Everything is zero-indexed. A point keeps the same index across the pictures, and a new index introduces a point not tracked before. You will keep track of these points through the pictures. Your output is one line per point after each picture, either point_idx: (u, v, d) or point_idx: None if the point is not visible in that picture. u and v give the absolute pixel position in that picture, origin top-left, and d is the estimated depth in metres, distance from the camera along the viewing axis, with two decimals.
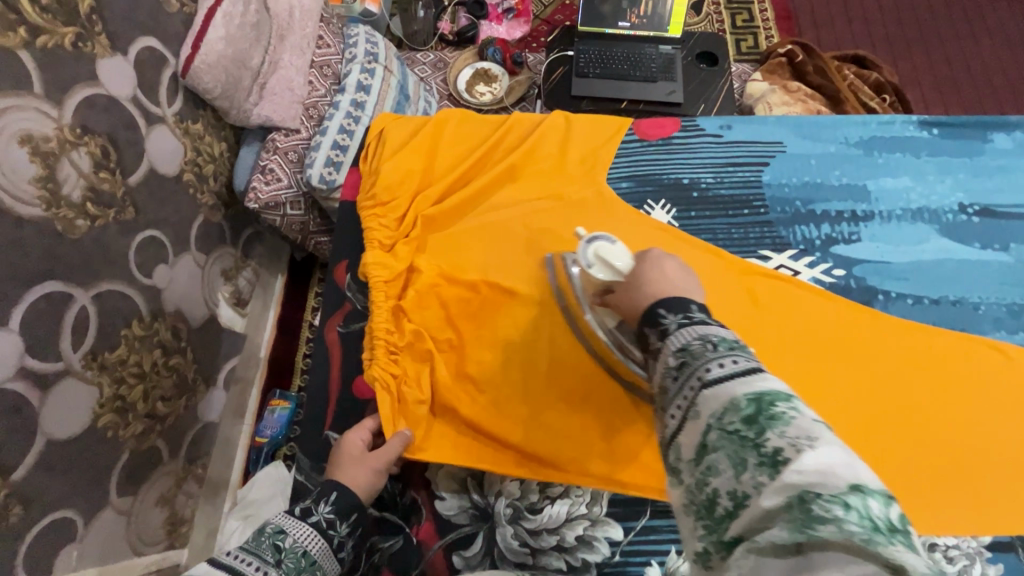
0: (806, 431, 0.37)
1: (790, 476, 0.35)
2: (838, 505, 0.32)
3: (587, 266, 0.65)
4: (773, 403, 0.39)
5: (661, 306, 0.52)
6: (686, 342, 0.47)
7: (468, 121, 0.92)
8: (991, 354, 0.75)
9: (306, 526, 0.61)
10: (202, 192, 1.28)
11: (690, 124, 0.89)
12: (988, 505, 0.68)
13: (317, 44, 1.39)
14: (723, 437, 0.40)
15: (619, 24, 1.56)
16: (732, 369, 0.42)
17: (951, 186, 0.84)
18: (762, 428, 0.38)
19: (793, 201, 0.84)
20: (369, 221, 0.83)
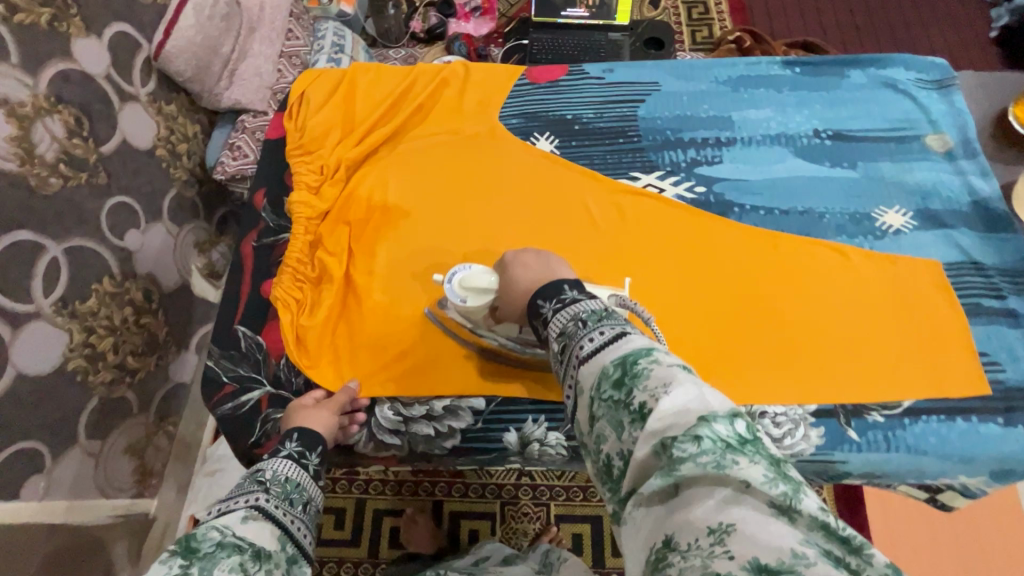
0: (662, 378, 0.40)
1: (653, 425, 0.38)
2: (690, 442, 0.36)
3: (461, 301, 0.71)
4: (634, 362, 0.43)
5: (539, 297, 0.57)
6: (564, 326, 0.52)
7: (379, 72, 0.98)
8: (834, 255, 0.83)
9: (281, 460, 0.63)
10: (174, 168, 1.38)
11: (577, 69, 0.99)
12: (837, 381, 0.75)
13: (286, 36, 1.58)
14: (600, 406, 0.43)
15: (570, 13, 1.68)
16: (600, 341, 0.47)
17: (807, 115, 0.93)
18: (629, 388, 0.42)
19: (665, 130, 0.93)
20: (298, 168, 0.87)
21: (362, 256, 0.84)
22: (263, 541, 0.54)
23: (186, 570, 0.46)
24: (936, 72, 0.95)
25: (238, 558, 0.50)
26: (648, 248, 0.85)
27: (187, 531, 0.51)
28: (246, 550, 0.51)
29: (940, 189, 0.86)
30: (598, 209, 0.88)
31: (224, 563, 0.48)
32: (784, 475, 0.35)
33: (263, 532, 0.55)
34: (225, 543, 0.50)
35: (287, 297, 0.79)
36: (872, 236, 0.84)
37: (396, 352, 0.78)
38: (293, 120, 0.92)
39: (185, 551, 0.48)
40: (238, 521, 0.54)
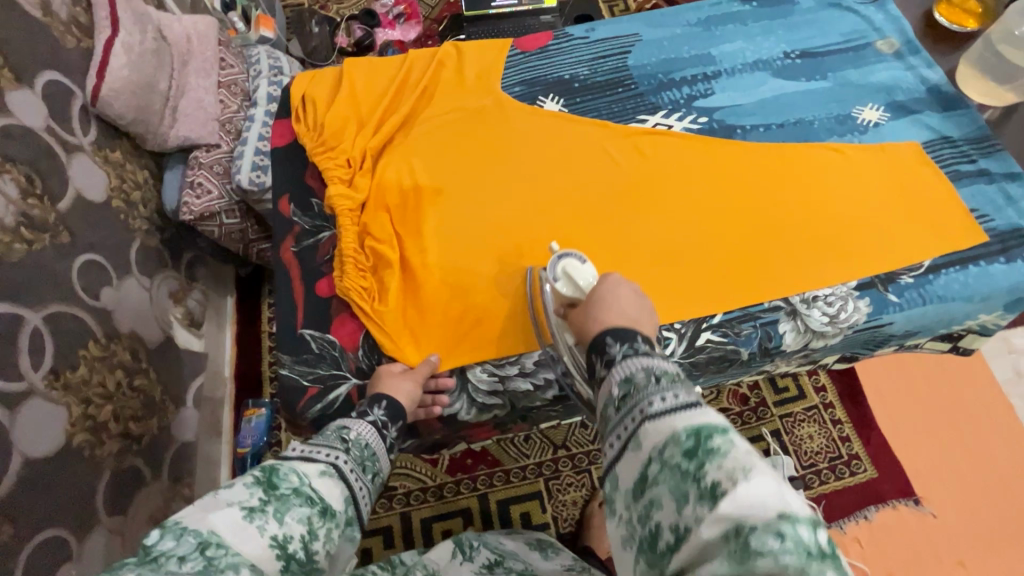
0: (742, 463, 0.42)
1: (727, 510, 0.40)
2: (773, 537, 0.37)
3: (554, 281, 0.74)
4: (710, 437, 0.44)
5: (605, 333, 0.59)
6: (630, 373, 0.53)
7: (375, 65, 0.99)
8: (832, 153, 0.93)
9: (365, 424, 0.64)
10: (133, 218, 1.32)
11: (561, 33, 1.04)
12: (867, 256, 0.84)
13: (220, 66, 1.44)
14: (665, 471, 0.45)
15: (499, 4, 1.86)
16: (673, 402, 0.48)
17: (775, 41, 1.03)
18: (701, 461, 0.43)
19: (657, 74, 1.00)
20: (325, 164, 0.87)
21: (411, 235, 0.84)
22: (334, 499, 0.54)
23: (263, 506, 0.49)
24: None
25: (306, 510, 0.51)
26: (672, 179, 0.91)
27: (272, 465, 0.53)
28: (316, 505, 0.52)
29: (900, 84, 0.99)
30: (618, 154, 0.93)
31: (293, 510, 0.50)
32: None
33: (337, 491, 0.55)
34: (302, 491, 0.52)
35: (352, 287, 0.80)
36: (857, 132, 0.95)
37: (473, 317, 0.79)
38: (305, 122, 0.91)
39: (263, 486, 0.50)
40: (317, 472, 0.54)
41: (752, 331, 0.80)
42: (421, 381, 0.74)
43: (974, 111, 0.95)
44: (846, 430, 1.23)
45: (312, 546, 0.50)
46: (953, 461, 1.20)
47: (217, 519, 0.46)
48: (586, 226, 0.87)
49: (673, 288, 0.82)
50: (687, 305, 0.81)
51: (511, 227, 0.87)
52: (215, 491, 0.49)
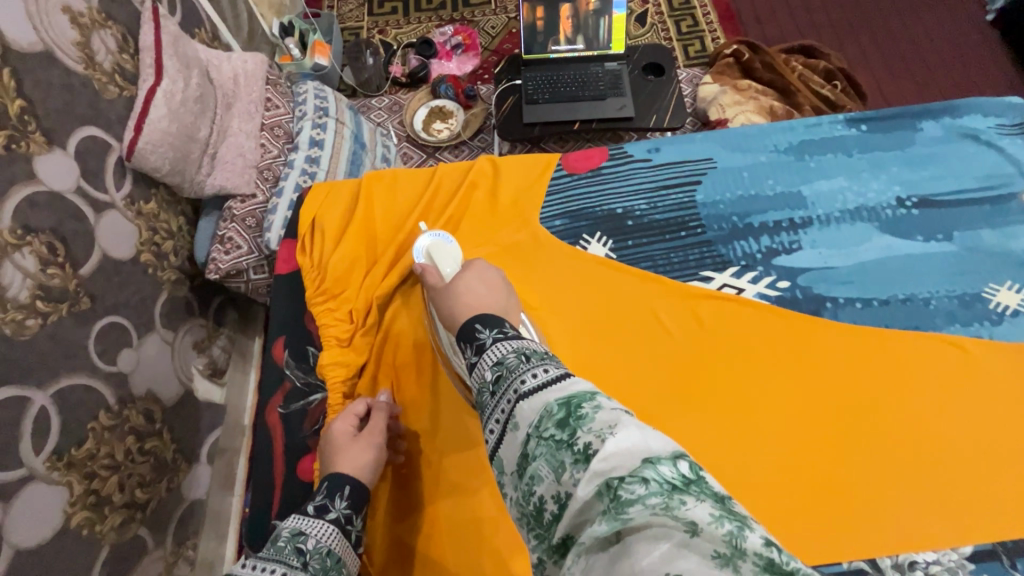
0: (608, 420, 0.38)
1: (596, 465, 0.35)
2: (637, 483, 0.33)
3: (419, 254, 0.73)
4: (579, 405, 0.40)
5: (477, 324, 0.53)
6: (503, 356, 0.48)
7: (399, 183, 0.86)
8: (951, 351, 0.72)
9: (326, 524, 0.56)
10: (163, 270, 1.18)
11: (618, 151, 0.88)
12: (991, 507, 0.64)
13: (265, 106, 1.31)
14: (541, 445, 0.40)
15: (558, 47, 1.69)
16: (544, 378, 0.44)
17: (886, 180, 0.83)
18: (573, 428, 0.39)
19: (730, 216, 0.82)
20: (324, 318, 0.76)
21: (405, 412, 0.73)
22: None
23: None
24: (1014, 115, 0.87)
25: None
26: (736, 365, 0.73)
27: None
28: None
29: None
30: (674, 322, 0.76)
31: None
32: (731, 512, 0.32)
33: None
34: None
35: None
36: (988, 321, 0.74)
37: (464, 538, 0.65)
38: (310, 255, 0.80)
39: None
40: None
41: None
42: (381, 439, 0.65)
43: None
44: None
45: None
46: None
47: None
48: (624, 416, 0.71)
49: None
50: None
51: None
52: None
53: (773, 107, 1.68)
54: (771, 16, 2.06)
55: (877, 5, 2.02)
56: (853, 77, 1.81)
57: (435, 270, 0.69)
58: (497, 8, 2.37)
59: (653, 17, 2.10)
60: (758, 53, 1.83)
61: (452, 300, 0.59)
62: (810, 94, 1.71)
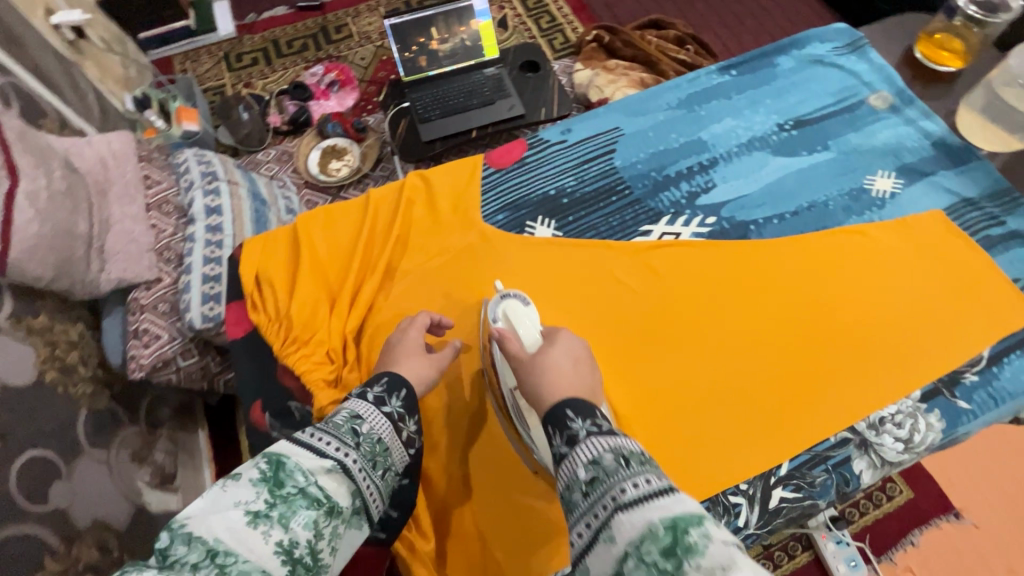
0: (721, 559, 0.41)
1: None
2: None
3: (494, 320, 0.75)
4: (686, 532, 0.43)
5: (572, 411, 0.57)
6: (598, 454, 0.52)
7: (335, 217, 0.85)
8: (858, 238, 0.84)
9: (382, 414, 0.62)
10: (73, 385, 1.05)
11: (534, 139, 0.93)
12: (926, 352, 0.76)
13: (144, 185, 1.19)
14: (640, 567, 0.43)
15: (439, 65, 1.76)
16: (642, 489, 0.47)
17: (765, 112, 0.95)
18: (678, 560, 0.42)
19: (649, 173, 0.90)
20: (301, 366, 0.72)
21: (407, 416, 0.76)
22: (340, 499, 0.53)
23: (267, 511, 0.48)
24: (844, 37, 1.02)
25: (313, 514, 0.50)
26: (699, 302, 0.80)
27: (279, 458, 0.53)
28: (321, 507, 0.51)
29: (905, 143, 0.92)
30: (635, 280, 0.82)
31: (299, 514, 0.49)
32: None
33: (343, 489, 0.55)
34: (307, 492, 0.51)
35: None
36: (875, 207, 0.87)
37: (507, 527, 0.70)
38: (265, 310, 0.77)
39: (269, 484, 0.50)
40: (322, 469, 0.54)
41: (826, 477, 0.70)
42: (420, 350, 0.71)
43: (986, 162, 0.90)
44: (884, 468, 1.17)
45: (316, 549, 0.50)
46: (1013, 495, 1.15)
47: (218, 525, 0.46)
48: (618, 376, 0.76)
49: (733, 445, 0.71)
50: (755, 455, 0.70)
51: None
52: (223, 488, 0.50)
53: (642, 80, 1.85)
54: (618, 1, 2.26)
55: None
56: (700, 39, 2.03)
57: (517, 335, 0.70)
58: (361, 40, 2.34)
59: (513, 20, 2.25)
60: (616, 35, 2.00)
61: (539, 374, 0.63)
62: (669, 61, 1.89)
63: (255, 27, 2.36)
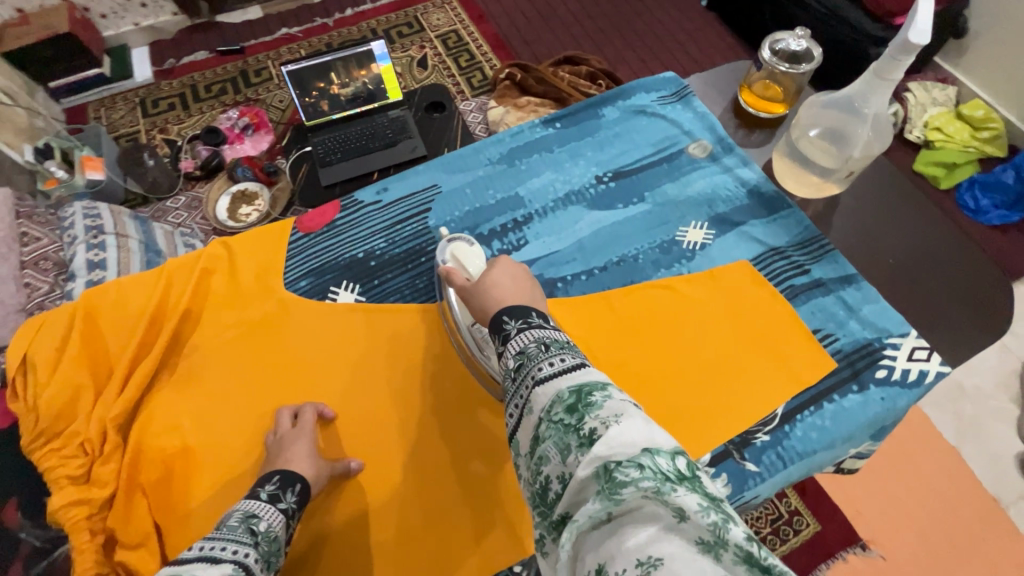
0: (614, 410, 0.42)
1: (598, 450, 0.39)
2: (632, 467, 0.36)
3: (444, 261, 0.77)
4: (589, 393, 0.44)
5: (506, 313, 0.56)
6: (524, 346, 0.51)
7: (125, 295, 0.81)
8: (663, 292, 0.83)
9: (276, 510, 0.61)
10: None
11: (349, 200, 0.91)
12: (721, 408, 0.74)
13: (19, 242, 1.05)
14: (550, 427, 0.44)
15: (342, 108, 1.73)
16: (561, 366, 0.48)
17: (584, 165, 0.95)
18: (581, 415, 0.43)
19: (462, 232, 0.89)
20: (46, 461, 0.66)
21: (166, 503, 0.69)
22: None
23: None
24: (670, 86, 1.03)
25: None
26: None
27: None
28: None
29: (719, 192, 0.92)
30: (440, 346, 0.79)
31: None
32: (717, 503, 0.35)
33: None
34: None
35: None
36: (684, 260, 0.86)
37: None
38: (24, 399, 0.71)
39: None
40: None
41: None
42: (311, 435, 0.70)
43: (797, 211, 0.90)
44: (793, 501, 1.12)
45: None
46: (921, 539, 1.11)
47: None
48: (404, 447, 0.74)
49: (512, 530, 0.68)
50: None
51: None
52: None
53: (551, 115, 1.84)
54: (536, 38, 2.25)
55: (621, 12, 2.32)
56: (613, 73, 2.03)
57: (464, 267, 0.73)
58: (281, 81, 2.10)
59: (433, 59, 2.19)
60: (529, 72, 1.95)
61: (482, 294, 0.62)
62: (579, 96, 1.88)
63: (174, 72, 2.11)
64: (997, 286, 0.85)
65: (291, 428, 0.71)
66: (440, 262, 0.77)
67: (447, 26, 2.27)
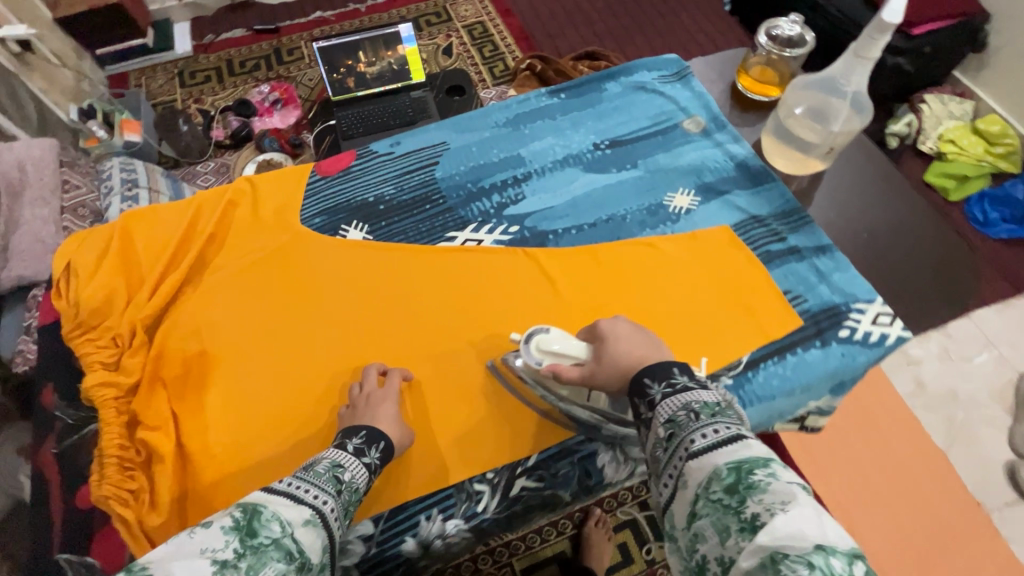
0: (781, 496, 0.44)
1: (763, 539, 0.42)
2: (802, 565, 0.39)
3: (538, 364, 0.72)
4: (750, 473, 0.46)
5: (647, 375, 0.59)
6: (672, 414, 0.54)
7: (159, 218, 0.90)
8: (647, 249, 0.90)
9: (360, 464, 0.62)
10: None
11: (364, 151, 0.99)
12: (690, 352, 0.80)
13: (62, 189, 1.20)
14: (708, 505, 0.47)
15: (370, 87, 1.78)
16: (712, 440, 0.50)
17: (584, 132, 1.02)
18: (742, 497, 0.45)
19: (465, 184, 0.96)
20: (84, 349, 0.77)
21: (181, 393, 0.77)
22: (314, 552, 0.51)
23: (236, 560, 0.45)
24: (672, 66, 1.09)
25: (281, 569, 0.47)
26: (489, 304, 0.85)
27: (255, 507, 0.50)
28: (293, 561, 0.48)
29: (708, 163, 0.98)
30: (437, 288, 0.87)
31: (267, 567, 0.46)
32: None
33: (317, 541, 0.52)
34: (282, 541, 0.48)
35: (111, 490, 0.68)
36: (669, 222, 0.93)
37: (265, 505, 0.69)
38: (66, 298, 0.81)
39: (241, 534, 0.47)
40: (301, 521, 0.51)
41: (570, 470, 0.73)
42: (396, 398, 0.73)
43: (781, 184, 0.95)
44: None
45: None
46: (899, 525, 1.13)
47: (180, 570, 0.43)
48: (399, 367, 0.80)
49: (494, 442, 0.74)
50: (508, 446, 0.74)
51: (311, 382, 0.78)
52: (191, 531, 0.47)
53: None
54: (560, 34, 2.32)
55: (647, 13, 2.37)
56: None
57: (565, 357, 0.70)
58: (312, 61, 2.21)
59: (458, 47, 2.27)
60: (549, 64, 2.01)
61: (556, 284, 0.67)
62: None
63: (211, 47, 2.24)
64: (965, 274, 0.90)
65: (379, 389, 0.73)
66: (533, 365, 0.72)
67: (475, 17, 2.36)
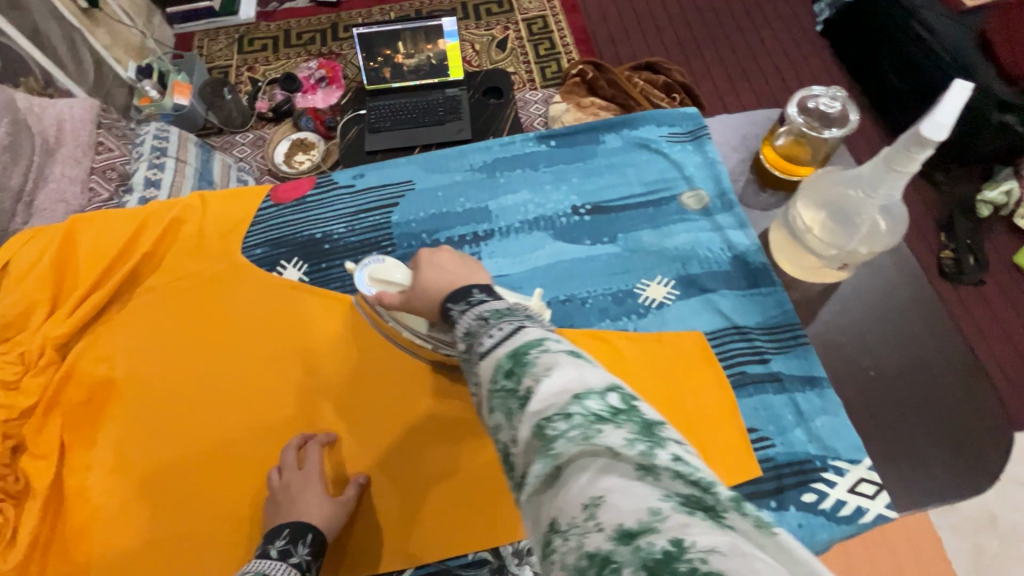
0: (547, 361, 0.37)
1: (534, 406, 0.35)
2: (561, 418, 0.33)
3: (370, 290, 0.71)
4: (524, 351, 0.38)
5: (449, 302, 0.51)
6: (468, 326, 0.46)
7: (103, 224, 0.88)
8: (602, 345, 0.77)
9: (287, 566, 0.61)
10: None
11: (325, 179, 0.93)
12: None
13: (94, 150, 1.06)
14: (493, 400, 0.38)
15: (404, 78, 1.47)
16: (498, 336, 0.42)
17: (565, 191, 0.90)
18: (518, 375, 0.37)
19: (419, 233, 0.87)
20: None
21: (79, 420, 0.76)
22: None
23: None
24: (688, 123, 0.94)
25: None
26: (403, 383, 0.76)
27: None
28: None
29: (699, 250, 0.84)
30: (359, 350, 0.79)
31: None
32: (649, 434, 0.32)
33: None
34: None
35: None
36: (635, 315, 0.80)
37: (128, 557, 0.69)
38: None
39: None
40: None
41: None
42: (318, 476, 0.68)
43: (781, 290, 0.80)
44: None
45: None
46: None
47: None
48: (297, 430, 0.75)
49: (375, 541, 0.68)
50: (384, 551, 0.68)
51: (205, 427, 0.75)
52: None
53: None
54: (653, 23, 1.83)
55: None
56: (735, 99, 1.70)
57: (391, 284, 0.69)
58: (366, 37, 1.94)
59: (513, 43, 1.81)
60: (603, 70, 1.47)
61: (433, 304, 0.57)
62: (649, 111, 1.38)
63: (273, 15, 2.00)
64: (993, 439, 0.71)
65: (298, 469, 0.69)
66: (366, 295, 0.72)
67: (536, 10, 1.87)
